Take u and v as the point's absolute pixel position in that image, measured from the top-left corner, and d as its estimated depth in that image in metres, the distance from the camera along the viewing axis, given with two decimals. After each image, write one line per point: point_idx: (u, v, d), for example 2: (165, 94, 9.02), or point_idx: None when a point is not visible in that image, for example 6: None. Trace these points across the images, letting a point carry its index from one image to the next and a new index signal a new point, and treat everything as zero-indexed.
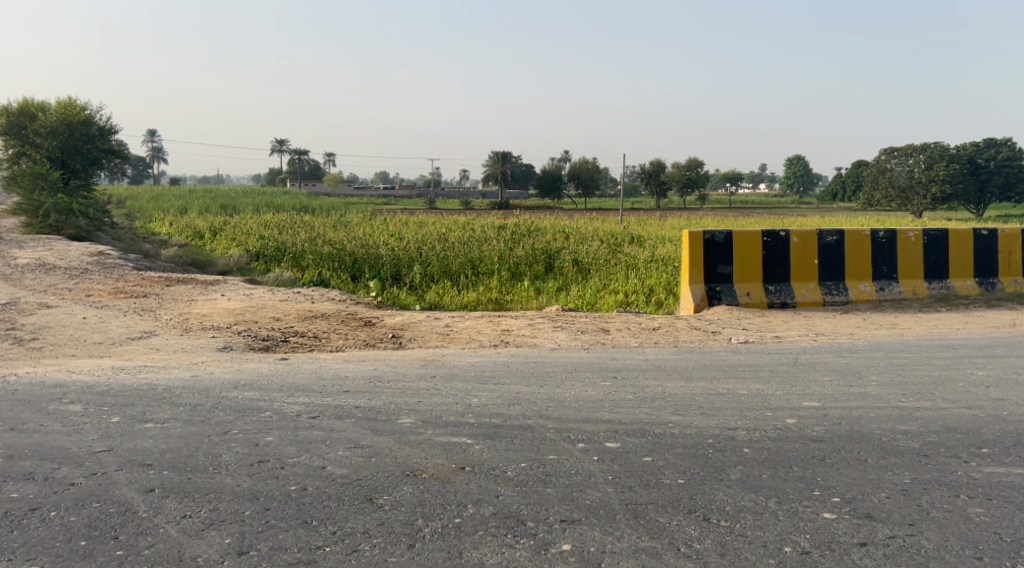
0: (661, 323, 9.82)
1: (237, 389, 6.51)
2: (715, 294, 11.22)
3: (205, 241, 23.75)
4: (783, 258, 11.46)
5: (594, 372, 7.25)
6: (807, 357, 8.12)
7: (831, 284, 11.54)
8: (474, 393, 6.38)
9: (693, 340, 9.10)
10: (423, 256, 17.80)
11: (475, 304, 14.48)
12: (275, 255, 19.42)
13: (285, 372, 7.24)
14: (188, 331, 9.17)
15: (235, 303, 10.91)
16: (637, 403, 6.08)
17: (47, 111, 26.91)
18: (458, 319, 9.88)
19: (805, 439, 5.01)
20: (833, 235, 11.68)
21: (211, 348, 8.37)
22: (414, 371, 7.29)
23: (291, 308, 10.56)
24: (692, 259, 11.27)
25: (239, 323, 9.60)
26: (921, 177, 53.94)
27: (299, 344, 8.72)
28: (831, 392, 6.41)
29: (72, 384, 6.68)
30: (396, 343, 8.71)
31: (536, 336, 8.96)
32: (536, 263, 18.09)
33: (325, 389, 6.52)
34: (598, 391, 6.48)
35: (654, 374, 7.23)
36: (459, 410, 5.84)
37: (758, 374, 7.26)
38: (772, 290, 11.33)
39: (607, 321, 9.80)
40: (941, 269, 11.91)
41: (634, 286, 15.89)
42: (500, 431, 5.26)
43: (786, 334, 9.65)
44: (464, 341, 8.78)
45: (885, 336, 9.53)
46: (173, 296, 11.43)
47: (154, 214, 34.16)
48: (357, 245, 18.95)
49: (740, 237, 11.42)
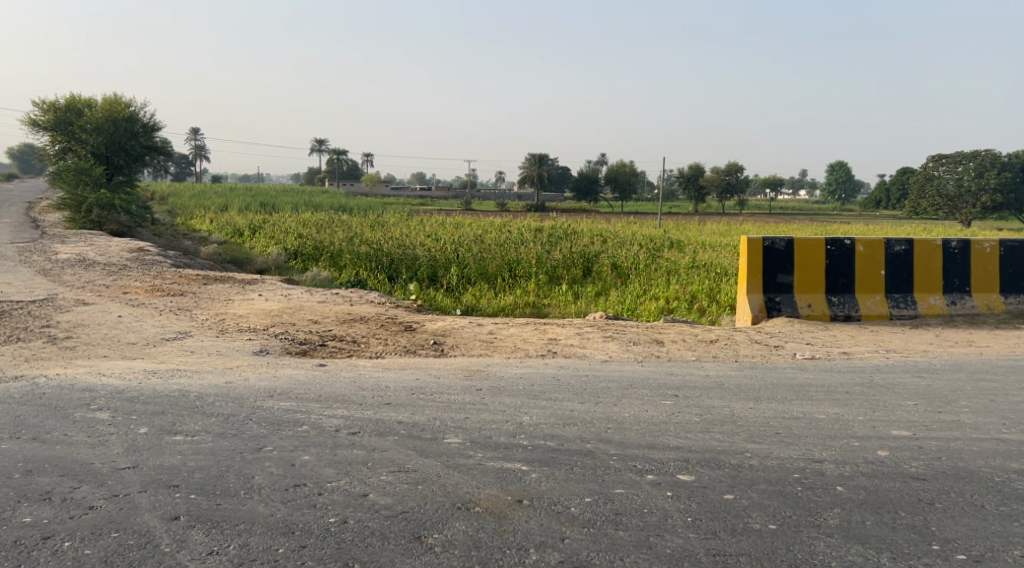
0: (720, 335, 9.24)
1: (272, 399, 6.05)
2: (774, 305, 10.62)
3: (243, 240, 23.49)
4: (847, 268, 10.82)
5: (653, 389, 6.71)
6: (884, 379, 7.56)
7: (898, 296, 10.89)
8: (526, 410, 5.87)
9: (755, 355, 8.51)
10: (461, 257, 17.35)
11: (513, 308, 13.97)
12: (313, 254, 19.10)
13: (323, 380, 6.80)
14: (224, 333, 8.78)
15: (272, 303, 10.52)
16: (706, 427, 5.55)
17: (93, 107, 26.83)
18: (503, 325, 9.38)
19: (906, 478, 4.56)
20: (901, 244, 11.03)
21: (246, 351, 7.96)
22: (459, 382, 6.80)
23: (328, 310, 10.13)
24: (750, 267, 10.68)
25: (276, 325, 9.19)
26: (971, 186, 52.50)
27: (338, 349, 8.30)
28: (920, 423, 5.88)
29: (102, 388, 6.26)
30: (438, 351, 8.24)
31: (586, 346, 8.44)
32: (574, 266, 17.52)
33: (366, 401, 6.05)
34: (661, 412, 5.94)
35: (720, 393, 6.66)
36: (510, 429, 5.34)
37: (834, 397, 6.69)
38: (836, 301, 10.70)
39: (662, 332, 9.24)
40: (1018, 283, 11.23)
41: (676, 293, 15.29)
42: (558, 457, 4.75)
43: (854, 351, 9.06)
44: (510, 350, 8.29)
45: (963, 358, 8.91)
46: (209, 296, 11.05)
47: (197, 212, 34.13)
48: (395, 245, 18.54)
49: (802, 244, 10.79)
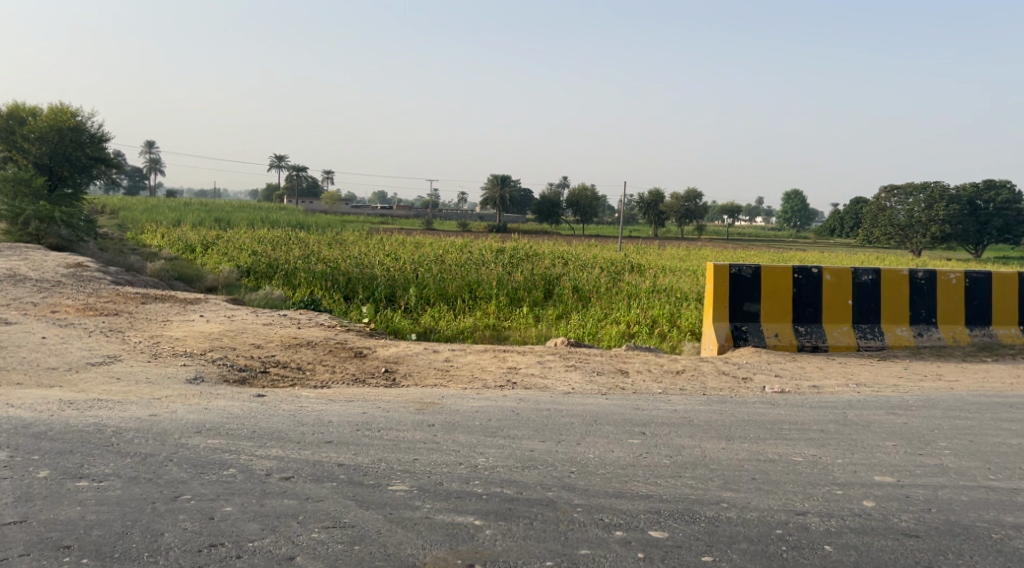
0: (686, 366, 8.81)
1: (199, 436, 5.45)
2: (740, 334, 10.26)
3: (194, 256, 22.65)
4: (814, 297, 10.52)
5: (617, 426, 6.23)
6: (858, 416, 7.20)
7: (866, 326, 10.60)
8: (481, 450, 5.35)
9: (724, 388, 8.07)
10: (420, 278, 16.83)
11: (472, 330, 13.46)
12: (266, 271, 18.44)
13: (260, 413, 6.21)
14: (156, 358, 8.13)
15: (213, 325, 9.87)
16: (677, 472, 5.10)
17: (38, 116, 25.92)
18: (460, 352, 8.85)
19: (898, 535, 4.17)
20: (868, 273, 10.75)
21: (178, 379, 7.33)
22: (410, 417, 6.25)
23: (273, 334, 9.50)
24: (717, 295, 10.32)
25: (214, 350, 8.57)
26: (922, 216, 53.13)
27: (280, 377, 7.72)
28: (904, 467, 5.48)
29: (6, 422, 5.61)
30: (389, 380, 7.68)
31: (546, 376, 7.94)
32: (535, 288, 17.10)
33: (304, 439, 5.47)
34: (628, 453, 5.46)
35: (689, 432, 6.20)
36: (463, 474, 4.81)
37: (810, 437, 6.27)
38: (803, 331, 10.37)
39: (626, 361, 8.79)
40: (983, 315, 11.01)
41: (636, 317, 14.89)
42: (515, 508, 4.25)
43: (823, 383, 8.71)
44: (465, 379, 7.77)
45: (935, 393, 8.58)
46: (145, 316, 10.36)
47: (148, 225, 33.13)
48: (351, 264, 17.96)
49: (769, 272, 10.47)
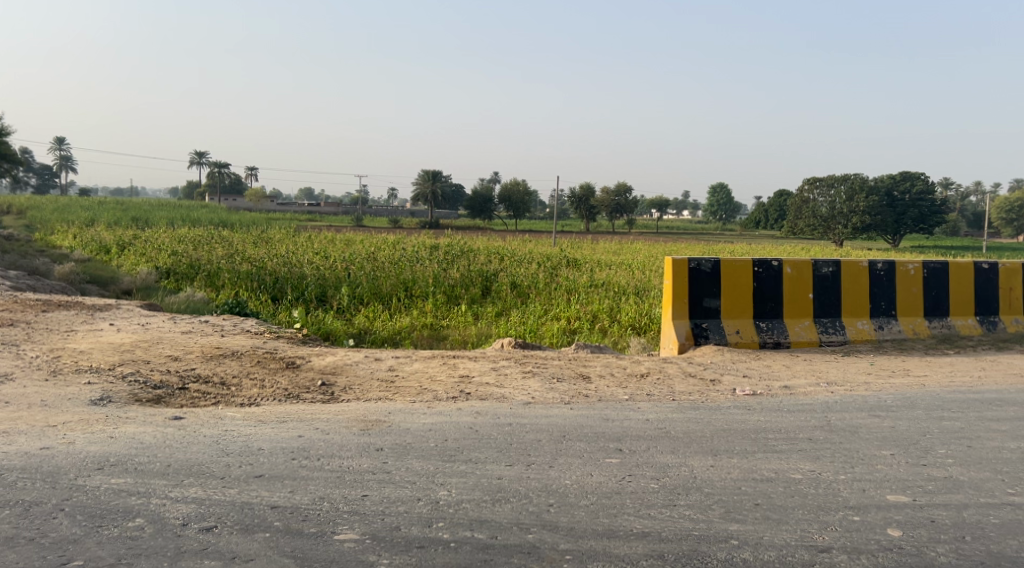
0: (649, 369, 8.15)
1: (99, 475, 4.55)
2: (701, 332, 9.68)
3: (109, 258, 21.21)
4: (775, 291, 10.02)
5: (589, 443, 5.53)
6: (841, 419, 6.63)
7: (827, 321, 10.14)
8: (443, 479, 4.60)
9: (693, 393, 7.43)
10: (352, 277, 15.90)
11: (409, 330, 12.61)
12: (187, 272, 17.25)
13: (176, 440, 5.33)
14: (56, 375, 7.12)
15: (124, 336, 8.83)
16: (670, 499, 4.43)
17: None
18: (404, 360, 8.03)
19: None
20: (828, 266, 10.28)
21: (80, 400, 6.35)
22: (353, 439, 5.42)
23: (194, 344, 8.52)
24: (676, 291, 9.72)
25: (125, 364, 7.59)
26: (843, 208, 54.26)
27: (202, 394, 6.81)
28: (915, 481, 4.89)
29: None
30: (327, 394, 6.83)
31: (501, 385, 7.19)
32: (473, 285, 16.33)
33: (230, 473, 4.62)
34: (609, 477, 4.76)
35: (670, 447, 5.53)
36: (424, 514, 4.09)
37: (800, 447, 5.66)
38: (764, 328, 9.86)
39: (586, 365, 8.10)
40: (941, 306, 10.64)
41: (577, 313, 14.23)
42: (492, 561, 3.69)
43: (795, 383, 8.16)
44: (412, 391, 6.96)
45: (909, 389, 8.09)
46: (48, 326, 9.25)
47: (58, 226, 31.22)
48: (279, 263, 16.91)
49: (729, 266, 9.93)
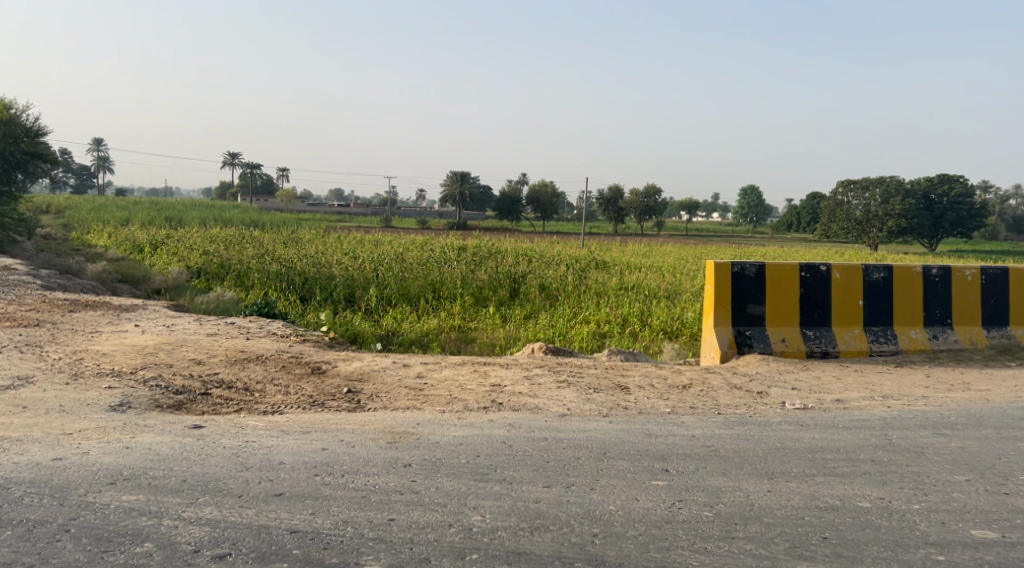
0: (693, 379, 7.71)
1: (110, 491, 4.23)
2: (745, 340, 9.23)
3: (141, 257, 21.10)
4: (823, 297, 9.54)
5: (633, 462, 5.12)
6: (903, 438, 6.17)
7: (878, 330, 9.63)
8: (476, 502, 4.22)
9: (741, 406, 6.99)
10: (381, 277, 15.60)
11: (437, 333, 12.26)
12: (216, 272, 17.05)
13: (193, 452, 5.01)
14: (76, 379, 6.84)
15: (148, 337, 8.55)
16: (728, 529, 4.02)
17: None
18: (434, 366, 7.67)
19: None
20: (880, 271, 9.76)
21: (98, 406, 6.05)
22: (380, 454, 5.06)
23: (218, 347, 8.22)
24: (718, 296, 9.28)
25: (147, 367, 7.30)
26: (879, 211, 53.05)
27: (225, 400, 6.49)
28: (998, 513, 4.44)
29: None
30: (353, 402, 6.48)
31: (536, 395, 6.80)
32: (501, 287, 15.95)
33: (248, 491, 4.28)
34: (658, 502, 4.36)
35: (721, 468, 5.11)
36: (456, 545, 3.74)
37: (864, 470, 5.22)
38: (811, 336, 9.38)
39: (626, 375, 7.68)
40: (999, 315, 10.08)
41: (607, 316, 13.80)
42: None
43: (848, 397, 7.68)
44: (442, 400, 6.59)
45: (971, 404, 7.59)
46: (72, 327, 9.00)
47: (91, 225, 31.30)
48: (307, 263, 16.66)
49: (774, 270, 9.47)
